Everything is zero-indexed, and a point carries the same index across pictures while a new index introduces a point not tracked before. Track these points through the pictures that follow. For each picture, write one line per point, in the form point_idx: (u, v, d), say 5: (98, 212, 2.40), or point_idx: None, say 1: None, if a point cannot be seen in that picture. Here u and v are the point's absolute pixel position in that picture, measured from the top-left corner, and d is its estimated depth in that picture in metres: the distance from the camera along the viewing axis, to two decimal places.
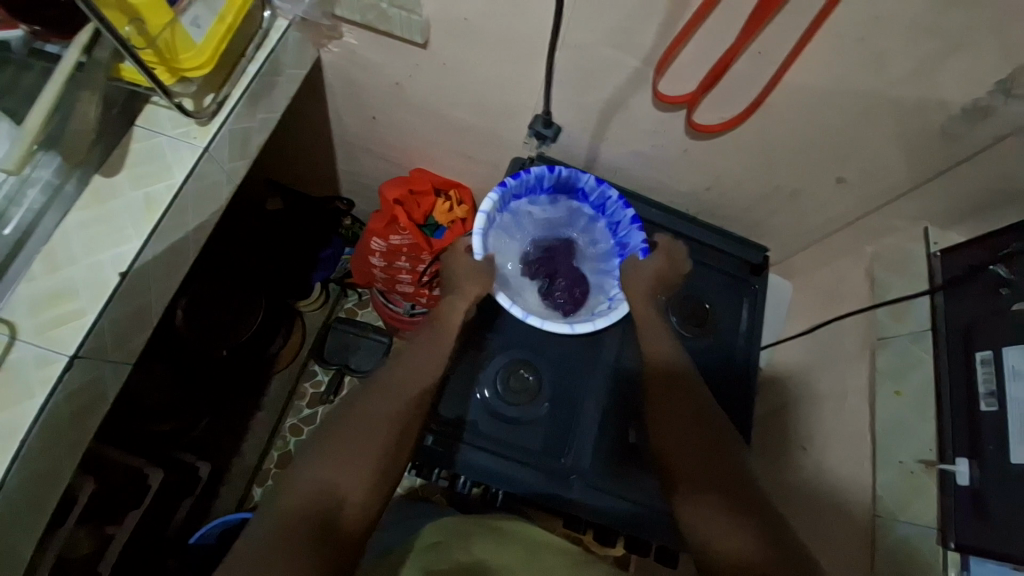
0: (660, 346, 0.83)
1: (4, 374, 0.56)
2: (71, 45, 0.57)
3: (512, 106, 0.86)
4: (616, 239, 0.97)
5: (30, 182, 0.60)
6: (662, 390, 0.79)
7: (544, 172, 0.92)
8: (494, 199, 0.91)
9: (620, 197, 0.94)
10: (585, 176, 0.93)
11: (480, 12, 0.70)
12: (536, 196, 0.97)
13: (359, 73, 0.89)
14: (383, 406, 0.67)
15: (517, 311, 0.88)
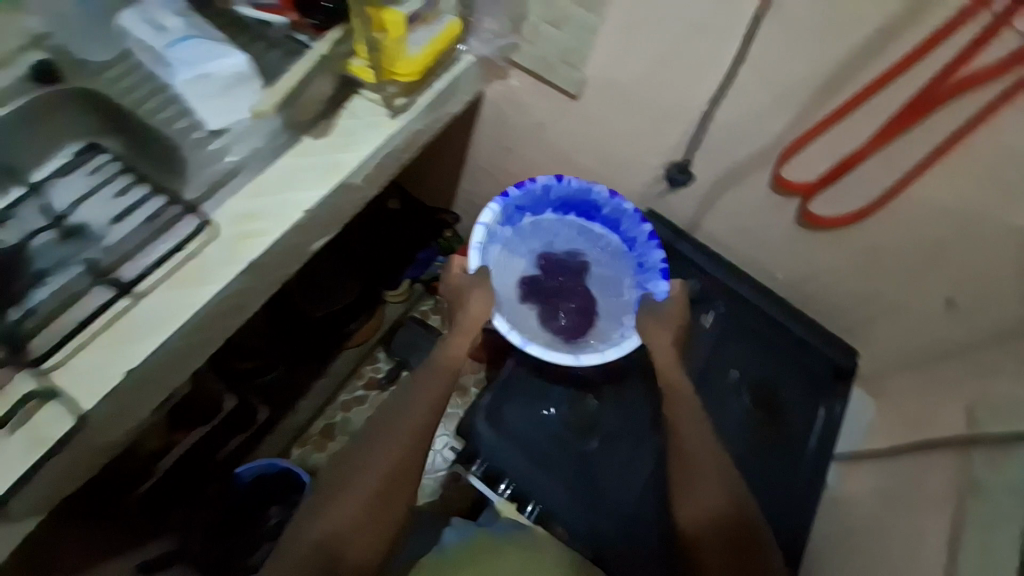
0: (702, 448, 0.77)
1: (198, 261, 0.69)
2: (323, 40, 0.74)
3: (636, 161, 0.95)
4: (633, 255, 1.02)
5: (257, 130, 0.76)
6: (702, 495, 0.75)
7: (552, 182, 1.00)
8: (493, 209, 0.99)
9: (639, 212, 0.99)
10: (595, 186, 0.99)
11: (633, 78, 0.82)
12: (540, 209, 1.05)
13: (509, 109, 1.04)
14: (381, 460, 0.78)
15: (513, 336, 0.91)
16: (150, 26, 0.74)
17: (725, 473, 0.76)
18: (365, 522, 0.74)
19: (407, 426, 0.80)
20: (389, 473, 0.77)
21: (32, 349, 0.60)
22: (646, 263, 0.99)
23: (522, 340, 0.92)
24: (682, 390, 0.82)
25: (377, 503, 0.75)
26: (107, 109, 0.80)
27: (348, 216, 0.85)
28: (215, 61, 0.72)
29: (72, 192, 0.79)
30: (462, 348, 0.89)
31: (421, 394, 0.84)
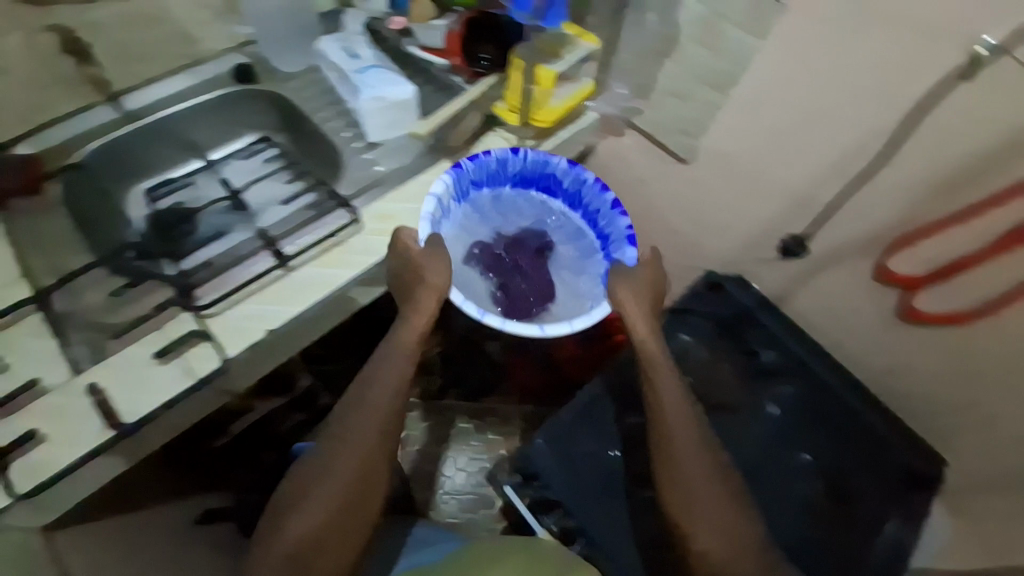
0: (704, 470, 0.72)
1: (342, 247, 0.79)
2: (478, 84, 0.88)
3: (734, 228, 0.99)
4: (597, 231, 0.91)
5: (407, 149, 0.89)
6: (719, 518, 0.70)
7: (507, 153, 0.87)
8: (448, 180, 0.83)
9: (596, 180, 0.88)
10: (554, 159, 0.88)
11: (747, 152, 0.87)
12: (500, 184, 0.91)
13: (611, 164, 1.11)
14: (347, 455, 0.73)
15: (471, 308, 0.76)
16: (344, 53, 0.86)
17: (726, 490, 0.72)
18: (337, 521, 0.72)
19: (366, 428, 0.74)
20: (360, 473, 0.74)
21: (199, 294, 0.71)
22: (611, 234, 0.89)
23: (480, 310, 0.76)
24: (674, 411, 0.74)
25: (347, 503, 0.73)
26: (286, 109, 0.95)
27: None
28: (391, 87, 0.84)
29: (245, 171, 0.95)
30: (418, 339, 0.77)
31: (375, 393, 0.75)
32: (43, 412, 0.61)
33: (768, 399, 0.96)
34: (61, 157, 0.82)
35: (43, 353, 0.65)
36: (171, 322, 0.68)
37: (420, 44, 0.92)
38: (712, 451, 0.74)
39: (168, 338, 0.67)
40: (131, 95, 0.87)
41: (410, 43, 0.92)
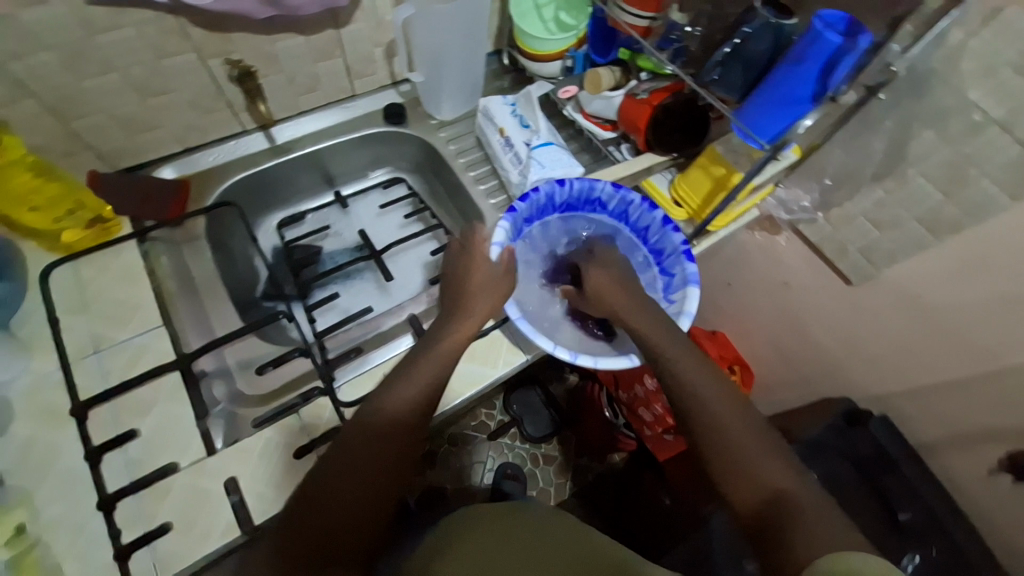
0: (717, 397, 0.55)
1: (487, 339, 0.71)
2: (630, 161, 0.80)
3: (896, 368, 0.87)
4: (648, 247, 0.77)
5: None
6: (746, 455, 0.51)
7: (556, 188, 0.73)
8: (507, 229, 0.70)
9: (646, 199, 0.74)
10: (600, 183, 0.74)
11: (935, 296, 0.75)
12: (547, 218, 0.77)
13: (758, 261, 1.01)
14: (403, 404, 0.55)
15: (562, 354, 0.64)
16: (517, 121, 0.80)
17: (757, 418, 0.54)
18: (357, 504, 0.50)
19: (423, 381, 0.57)
20: (396, 445, 0.53)
21: (343, 390, 0.65)
22: (664, 250, 0.75)
23: (570, 354, 0.65)
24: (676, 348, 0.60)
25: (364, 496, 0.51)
26: (433, 158, 0.90)
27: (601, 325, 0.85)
28: (563, 170, 0.77)
29: (371, 213, 0.94)
30: None
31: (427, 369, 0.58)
32: (176, 498, 0.56)
33: (904, 553, 0.85)
34: (206, 190, 0.78)
35: (181, 425, 0.60)
36: (310, 406, 0.63)
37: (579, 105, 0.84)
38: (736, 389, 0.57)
39: (310, 432, 0.61)
40: (282, 126, 0.83)
41: (572, 107, 0.84)
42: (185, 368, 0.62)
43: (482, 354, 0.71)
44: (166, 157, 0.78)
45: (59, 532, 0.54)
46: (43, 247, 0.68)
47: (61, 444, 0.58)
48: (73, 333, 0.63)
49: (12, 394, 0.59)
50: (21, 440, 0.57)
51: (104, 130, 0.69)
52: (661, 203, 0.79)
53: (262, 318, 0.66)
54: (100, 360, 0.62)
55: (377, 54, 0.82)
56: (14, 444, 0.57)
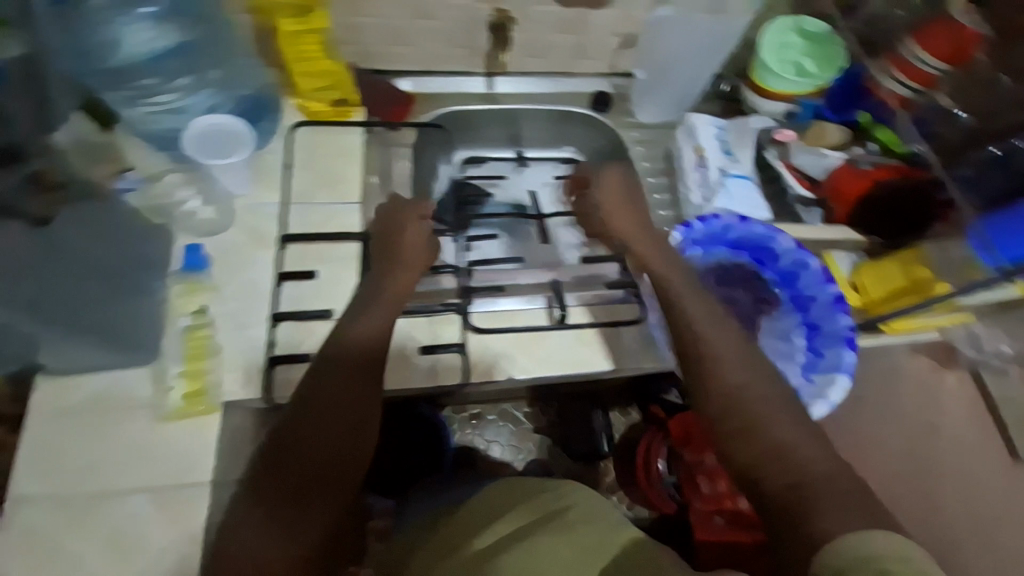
0: (765, 402, 0.55)
1: (609, 333, 0.73)
2: (820, 228, 0.75)
3: None
4: (804, 317, 0.73)
5: None
6: (777, 453, 0.51)
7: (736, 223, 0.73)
8: (675, 239, 0.71)
9: (824, 270, 0.72)
10: (784, 235, 0.72)
11: None
12: (712, 247, 0.76)
13: None
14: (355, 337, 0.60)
15: None
16: (720, 146, 0.80)
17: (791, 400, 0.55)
18: (332, 433, 0.55)
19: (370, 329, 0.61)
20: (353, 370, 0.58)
21: (475, 318, 0.72)
22: (822, 329, 0.71)
23: None
24: (730, 353, 0.58)
25: (303, 436, 0.54)
26: (619, 154, 0.93)
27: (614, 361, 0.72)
28: (747, 209, 0.77)
29: (539, 180, 0.98)
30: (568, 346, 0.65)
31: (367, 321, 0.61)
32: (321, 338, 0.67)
33: None
34: (423, 109, 0.89)
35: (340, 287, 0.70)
36: (441, 316, 0.71)
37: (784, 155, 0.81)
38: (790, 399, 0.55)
39: (436, 335, 0.70)
40: (505, 80, 0.91)
41: (775, 153, 0.81)
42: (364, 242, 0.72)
43: (598, 343, 0.72)
44: (407, 72, 0.88)
45: (231, 324, 0.67)
46: (293, 102, 0.79)
47: (256, 260, 0.70)
48: (293, 182, 0.76)
49: (238, 207, 0.73)
50: (227, 244, 0.70)
51: (373, 33, 0.80)
52: (837, 280, 0.73)
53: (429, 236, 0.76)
54: (303, 211, 0.74)
55: (611, 44, 0.86)
56: (221, 245, 0.70)
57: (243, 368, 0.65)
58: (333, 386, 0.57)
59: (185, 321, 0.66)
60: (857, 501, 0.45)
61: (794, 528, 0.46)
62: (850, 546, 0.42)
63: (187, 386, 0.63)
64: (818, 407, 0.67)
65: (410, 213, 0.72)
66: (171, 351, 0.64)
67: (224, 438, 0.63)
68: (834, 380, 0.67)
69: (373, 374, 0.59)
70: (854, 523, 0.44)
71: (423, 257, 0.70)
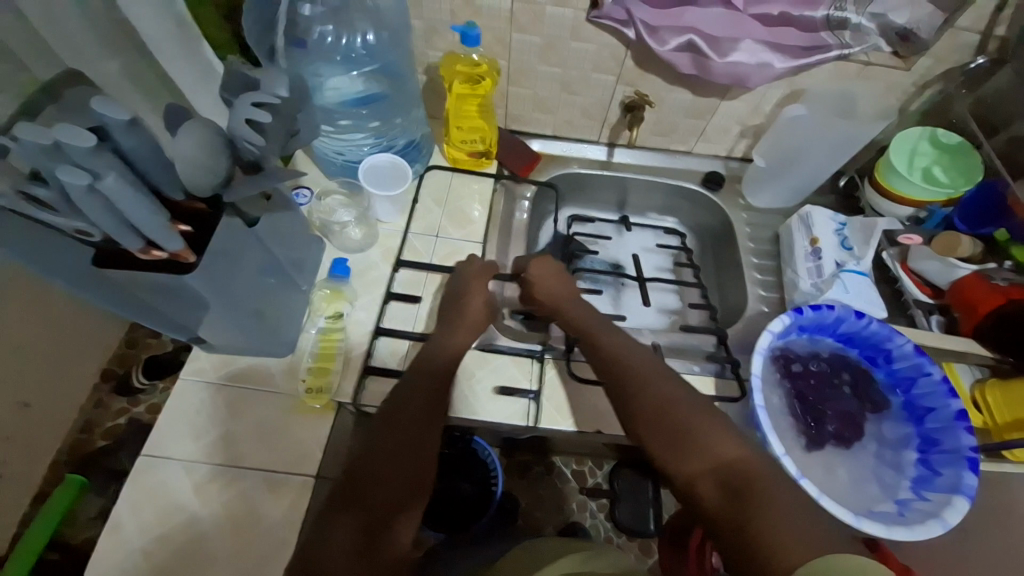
0: (699, 420, 0.55)
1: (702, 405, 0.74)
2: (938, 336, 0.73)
3: None
4: (920, 428, 0.70)
5: None
6: (727, 476, 0.50)
7: (851, 317, 0.71)
8: (786, 323, 0.71)
9: (946, 380, 0.68)
10: (901, 337, 0.70)
11: None
12: (820, 336, 0.75)
13: None
14: (442, 353, 0.68)
15: (789, 465, 0.62)
16: (836, 240, 0.81)
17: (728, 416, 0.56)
18: (405, 453, 0.57)
19: (450, 346, 0.69)
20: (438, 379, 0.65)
21: (576, 365, 0.77)
22: (940, 444, 0.67)
23: (796, 470, 0.62)
24: (666, 382, 0.60)
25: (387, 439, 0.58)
26: (725, 231, 0.96)
27: None
28: (862, 305, 0.76)
29: (640, 244, 1.03)
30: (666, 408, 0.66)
31: (454, 338, 0.69)
32: None
33: None
34: (546, 166, 0.97)
35: None
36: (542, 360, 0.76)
37: (904, 257, 0.81)
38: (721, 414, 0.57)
39: (538, 377, 0.75)
40: (625, 151, 0.98)
41: (894, 254, 0.81)
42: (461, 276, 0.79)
43: None
44: (537, 134, 0.98)
45: (359, 332, 0.75)
46: (442, 149, 0.91)
47: (387, 278, 0.79)
48: (430, 215, 0.85)
49: (381, 231, 0.83)
50: (367, 260, 0.81)
51: (521, 99, 0.91)
52: (959, 395, 0.71)
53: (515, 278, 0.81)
54: (434, 242, 0.83)
55: (734, 130, 0.91)
56: (362, 261, 0.80)
57: (363, 375, 0.72)
58: (407, 407, 0.61)
59: (322, 322, 0.75)
60: (820, 524, 0.44)
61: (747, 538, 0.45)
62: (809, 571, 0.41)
63: (313, 381, 0.71)
64: (934, 527, 0.60)
65: (479, 275, 0.77)
66: (305, 347, 0.73)
67: (333, 434, 0.69)
68: (954, 502, 0.61)
69: (441, 389, 0.64)
70: (810, 543, 0.43)
71: (481, 321, 0.73)
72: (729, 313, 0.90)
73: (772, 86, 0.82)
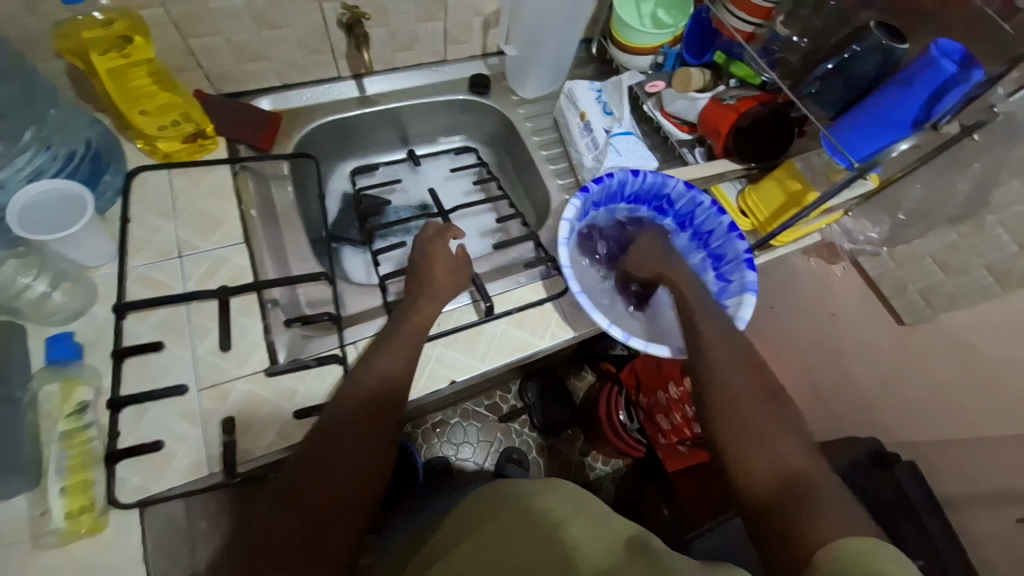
0: (776, 425, 0.50)
1: (537, 311, 0.73)
2: (702, 167, 0.80)
3: (931, 420, 0.74)
4: (708, 250, 0.78)
5: None
6: (758, 436, 0.49)
7: (630, 176, 0.74)
8: (577, 207, 0.72)
9: (715, 202, 0.75)
10: (672, 179, 0.75)
11: (1001, 352, 0.67)
12: (613, 206, 0.78)
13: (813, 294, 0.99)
14: (384, 366, 0.58)
15: (615, 332, 0.65)
16: (599, 107, 0.82)
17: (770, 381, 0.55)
18: (348, 483, 0.50)
19: (383, 366, 0.58)
20: (369, 411, 0.55)
21: None
22: (726, 257, 0.75)
23: (622, 335, 0.66)
24: (721, 350, 0.57)
25: (319, 510, 0.47)
26: (510, 132, 0.93)
27: (512, 360, 0.70)
28: (638, 161, 0.79)
29: (439, 174, 0.96)
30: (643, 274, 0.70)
31: (383, 361, 0.58)
32: (234, 402, 0.60)
33: None
34: (294, 125, 0.82)
35: (248, 336, 0.63)
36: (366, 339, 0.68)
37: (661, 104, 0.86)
38: (797, 426, 0.50)
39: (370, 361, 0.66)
40: (375, 78, 0.86)
41: (653, 104, 0.86)
42: (223, 300, 0.63)
43: (528, 323, 0.72)
44: (265, 89, 0.81)
45: (113, 418, 0.56)
46: (139, 146, 0.70)
47: (134, 330, 0.61)
48: (162, 232, 0.67)
49: (97, 279, 0.64)
50: (100, 322, 0.62)
51: (217, 51, 0.72)
52: (727, 210, 0.81)
53: (293, 278, 0.66)
54: (182, 264, 0.66)
55: (476, 23, 0.85)
56: (94, 325, 0.61)
57: (154, 460, 0.56)
58: (346, 474, 0.50)
59: (58, 428, 0.56)
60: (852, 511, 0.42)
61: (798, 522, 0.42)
62: (854, 548, 0.39)
63: (68, 504, 0.53)
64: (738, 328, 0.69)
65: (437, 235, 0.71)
66: (50, 464, 0.54)
67: (144, 544, 0.54)
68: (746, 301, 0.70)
69: (376, 421, 0.54)
70: (853, 527, 0.41)
71: (453, 289, 0.67)
72: (542, 212, 0.89)
73: None
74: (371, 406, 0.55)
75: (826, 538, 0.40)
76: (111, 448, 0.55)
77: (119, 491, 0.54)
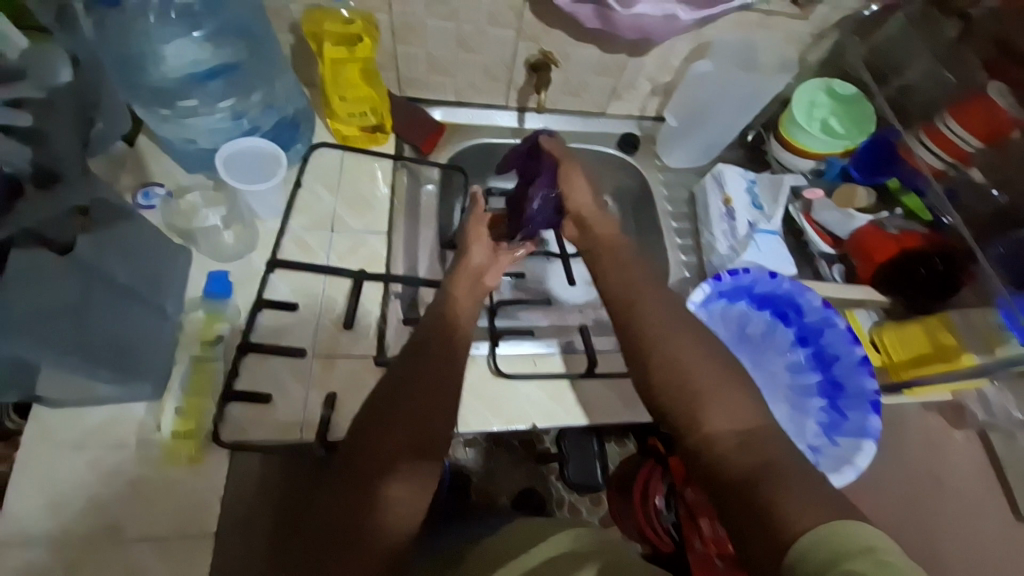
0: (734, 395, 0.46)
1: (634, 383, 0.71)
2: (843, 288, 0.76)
3: None
4: (827, 375, 0.73)
5: None
6: (725, 404, 0.46)
7: (767, 276, 0.72)
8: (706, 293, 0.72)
9: (851, 330, 0.71)
10: (811, 293, 0.72)
11: None
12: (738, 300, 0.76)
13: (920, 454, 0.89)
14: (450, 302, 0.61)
15: None
16: (748, 199, 0.81)
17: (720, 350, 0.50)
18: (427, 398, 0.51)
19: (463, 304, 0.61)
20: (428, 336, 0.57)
21: (502, 360, 0.70)
22: (847, 390, 0.71)
23: None
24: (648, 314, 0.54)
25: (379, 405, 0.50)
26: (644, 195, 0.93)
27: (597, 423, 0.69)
28: (774, 265, 0.78)
29: None
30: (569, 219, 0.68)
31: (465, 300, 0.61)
32: (337, 378, 0.63)
33: None
34: (453, 137, 0.87)
35: (365, 320, 0.67)
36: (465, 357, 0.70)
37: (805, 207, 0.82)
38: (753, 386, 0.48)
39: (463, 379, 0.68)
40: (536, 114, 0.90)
41: (799, 206, 0.82)
42: (358, 281, 0.68)
43: (621, 390, 0.71)
44: (439, 100, 0.88)
45: (238, 357, 0.61)
46: (325, 125, 0.78)
47: (276, 284, 0.67)
48: (321, 204, 0.73)
49: (260, 229, 0.70)
50: (251, 266, 0.68)
51: (415, 60, 0.79)
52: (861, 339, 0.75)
53: (420, 280, 0.70)
54: (330, 237, 0.72)
55: (647, 88, 0.87)
56: (245, 268, 0.68)
57: (257, 407, 0.61)
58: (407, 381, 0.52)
59: (192, 351, 0.62)
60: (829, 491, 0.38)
61: (760, 508, 0.39)
62: (822, 533, 0.35)
63: (178, 425, 0.58)
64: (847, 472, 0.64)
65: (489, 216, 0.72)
66: (176, 383, 0.60)
67: (227, 480, 0.58)
68: (861, 447, 0.66)
69: (445, 346, 0.56)
70: (823, 505, 0.37)
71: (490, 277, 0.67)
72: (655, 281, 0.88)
73: (681, 39, 0.77)
74: (438, 328, 0.57)
75: (789, 525, 0.37)
76: (228, 386, 0.60)
77: (223, 427, 0.59)
